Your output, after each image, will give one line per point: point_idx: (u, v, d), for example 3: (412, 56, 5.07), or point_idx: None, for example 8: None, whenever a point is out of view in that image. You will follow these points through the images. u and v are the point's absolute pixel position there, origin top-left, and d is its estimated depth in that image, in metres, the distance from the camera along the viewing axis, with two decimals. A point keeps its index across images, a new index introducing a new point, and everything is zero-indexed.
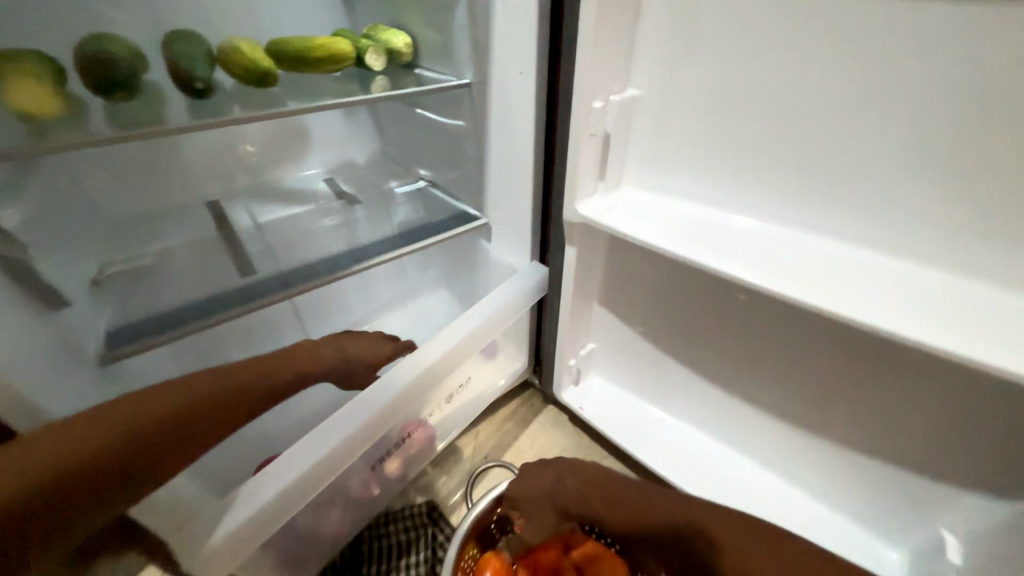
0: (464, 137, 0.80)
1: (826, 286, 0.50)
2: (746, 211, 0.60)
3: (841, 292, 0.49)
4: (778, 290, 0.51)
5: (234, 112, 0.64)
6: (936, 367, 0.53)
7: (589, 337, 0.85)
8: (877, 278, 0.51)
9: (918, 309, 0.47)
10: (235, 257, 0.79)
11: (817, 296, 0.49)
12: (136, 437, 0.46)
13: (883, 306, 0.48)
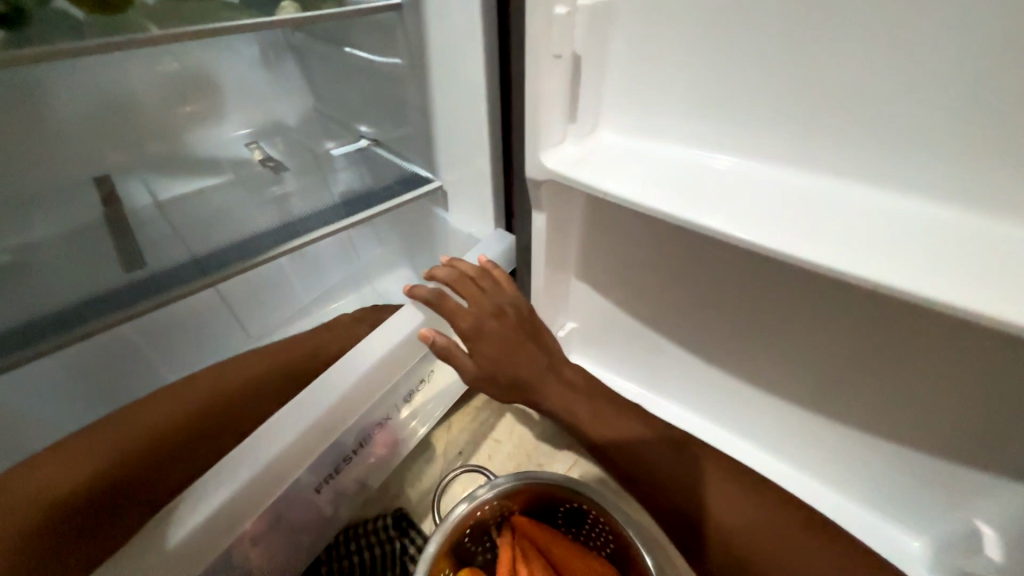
0: (402, 80, 0.64)
1: (866, 244, 0.39)
2: (718, 150, 0.49)
3: (884, 252, 0.38)
4: (798, 252, 0.39)
5: (67, 43, 0.47)
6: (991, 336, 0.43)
7: (568, 314, 0.74)
8: (934, 232, 0.39)
9: (989, 271, 0.36)
10: (128, 247, 0.64)
11: (853, 258, 0.37)
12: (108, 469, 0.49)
13: (945, 268, 0.36)
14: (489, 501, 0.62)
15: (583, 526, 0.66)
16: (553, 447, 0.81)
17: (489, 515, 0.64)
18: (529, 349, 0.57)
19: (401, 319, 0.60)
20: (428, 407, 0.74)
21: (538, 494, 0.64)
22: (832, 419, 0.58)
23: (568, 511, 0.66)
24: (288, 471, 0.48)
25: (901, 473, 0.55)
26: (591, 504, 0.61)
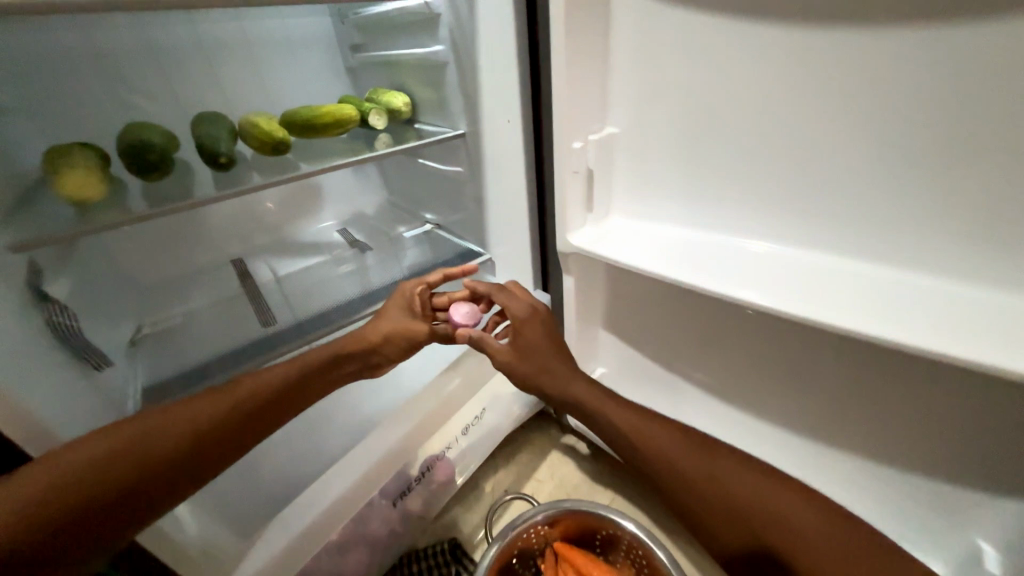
0: (462, 181, 0.85)
1: (823, 298, 0.51)
2: (734, 231, 0.62)
3: (835, 302, 0.50)
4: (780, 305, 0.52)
5: (253, 179, 0.71)
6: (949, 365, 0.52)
7: (597, 361, 0.87)
8: (878, 287, 0.51)
9: (912, 313, 0.47)
10: (256, 307, 0.83)
11: (818, 309, 0.50)
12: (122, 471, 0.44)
13: (880, 314, 0.48)
14: (534, 525, 0.71)
15: (620, 553, 0.73)
16: (590, 486, 0.89)
17: (535, 540, 0.73)
18: (544, 346, 0.65)
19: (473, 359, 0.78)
20: (480, 443, 0.85)
21: (578, 520, 0.73)
22: (835, 449, 0.65)
23: (605, 538, 0.73)
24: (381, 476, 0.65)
25: (903, 500, 0.62)
26: (626, 529, 0.69)
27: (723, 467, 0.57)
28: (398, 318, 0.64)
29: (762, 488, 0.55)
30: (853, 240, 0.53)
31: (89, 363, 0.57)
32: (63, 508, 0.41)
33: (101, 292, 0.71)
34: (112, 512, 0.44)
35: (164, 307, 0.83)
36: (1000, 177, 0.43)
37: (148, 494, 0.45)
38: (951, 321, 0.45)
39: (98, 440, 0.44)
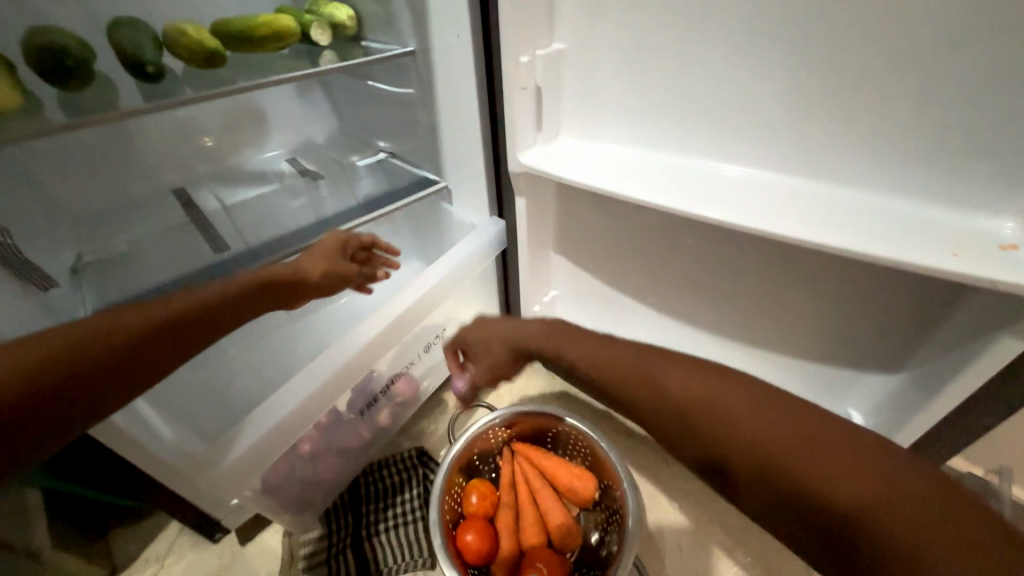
0: (414, 105, 0.84)
1: (749, 211, 0.58)
2: (676, 150, 0.66)
3: (759, 216, 0.57)
4: (714, 217, 0.58)
5: (187, 94, 0.66)
6: (844, 265, 0.61)
7: (550, 285, 0.93)
8: (796, 204, 0.58)
9: (822, 225, 0.55)
10: (205, 235, 0.81)
11: (746, 219, 0.57)
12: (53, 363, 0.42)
13: (796, 224, 0.55)
14: (492, 426, 0.79)
15: (568, 447, 0.82)
16: (545, 398, 0.98)
17: (493, 440, 0.81)
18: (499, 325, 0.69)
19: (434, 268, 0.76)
20: (442, 362, 0.91)
21: (531, 422, 0.81)
22: (751, 345, 0.77)
23: (555, 435, 0.82)
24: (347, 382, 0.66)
25: (802, 383, 0.75)
26: (573, 426, 0.78)
27: (654, 365, 0.51)
28: (326, 256, 0.70)
29: (683, 375, 0.49)
30: (781, 156, 0.61)
31: (31, 282, 0.56)
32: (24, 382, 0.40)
33: (31, 218, 0.67)
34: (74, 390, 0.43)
35: (103, 237, 0.79)
36: (890, 88, 0.51)
37: (109, 377, 0.46)
38: (853, 229, 0.54)
39: (55, 333, 0.44)
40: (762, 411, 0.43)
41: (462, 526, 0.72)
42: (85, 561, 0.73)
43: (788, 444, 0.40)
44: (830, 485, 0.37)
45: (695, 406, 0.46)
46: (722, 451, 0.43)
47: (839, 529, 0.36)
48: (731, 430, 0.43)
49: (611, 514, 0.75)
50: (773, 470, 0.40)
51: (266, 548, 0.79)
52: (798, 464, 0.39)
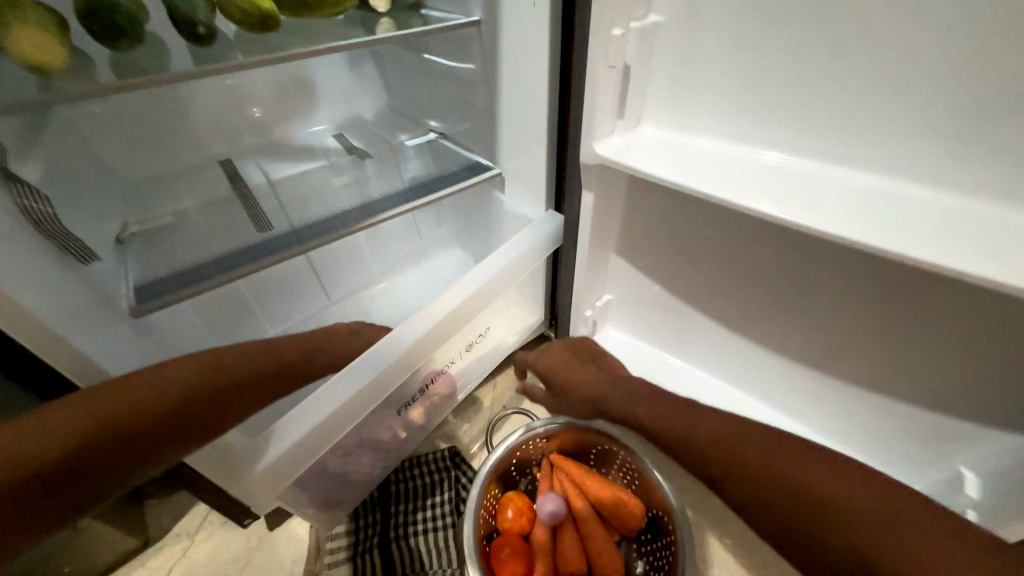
0: (474, 82, 0.77)
1: (878, 223, 0.48)
2: (771, 146, 0.57)
3: (891, 229, 0.47)
4: (829, 231, 0.48)
5: (237, 59, 0.61)
6: (982, 301, 0.51)
7: (606, 289, 0.85)
8: (940, 221, 0.47)
9: (977, 247, 0.44)
10: (249, 211, 0.78)
11: (873, 236, 0.46)
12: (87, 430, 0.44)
13: (941, 246, 0.45)
14: (533, 437, 0.74)
15: (612, 467, 0.76)
16: None
17: (532, 451, 0.76)
18: (590, 365, 0.75)
19: (483, 268, 0.69)
20: (482, 362, 0.85)
21: (575, 436, 0.75)
22: (837, 377, 0.67)
23: (599, 453, 0.76)
24: (389, 383, 0.61)
25: (897, 427, 0.65)
26: (621, 445, 0.71)
27: (741, 443, 0.56)
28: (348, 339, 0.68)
29: (768, 454, 0.55)
30: (917, 159, 0.49)
31: (73, 254, 0.54)
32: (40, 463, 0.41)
33: (80, 185, 0.65)
34: (91, 471, 0.44)
35: (151, 206, 0.77)
36: None
37: (120, 458, 0.45)
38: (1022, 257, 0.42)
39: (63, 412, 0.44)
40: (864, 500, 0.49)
41: (497, 541, 0.67)
42: (119, 531, 0.73)
43: (879, 526, 0.47)
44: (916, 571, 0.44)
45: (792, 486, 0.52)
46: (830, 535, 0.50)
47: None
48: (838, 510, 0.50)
49: (660, 547, 0.68)
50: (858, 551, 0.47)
51: (293, 535, 0.78)
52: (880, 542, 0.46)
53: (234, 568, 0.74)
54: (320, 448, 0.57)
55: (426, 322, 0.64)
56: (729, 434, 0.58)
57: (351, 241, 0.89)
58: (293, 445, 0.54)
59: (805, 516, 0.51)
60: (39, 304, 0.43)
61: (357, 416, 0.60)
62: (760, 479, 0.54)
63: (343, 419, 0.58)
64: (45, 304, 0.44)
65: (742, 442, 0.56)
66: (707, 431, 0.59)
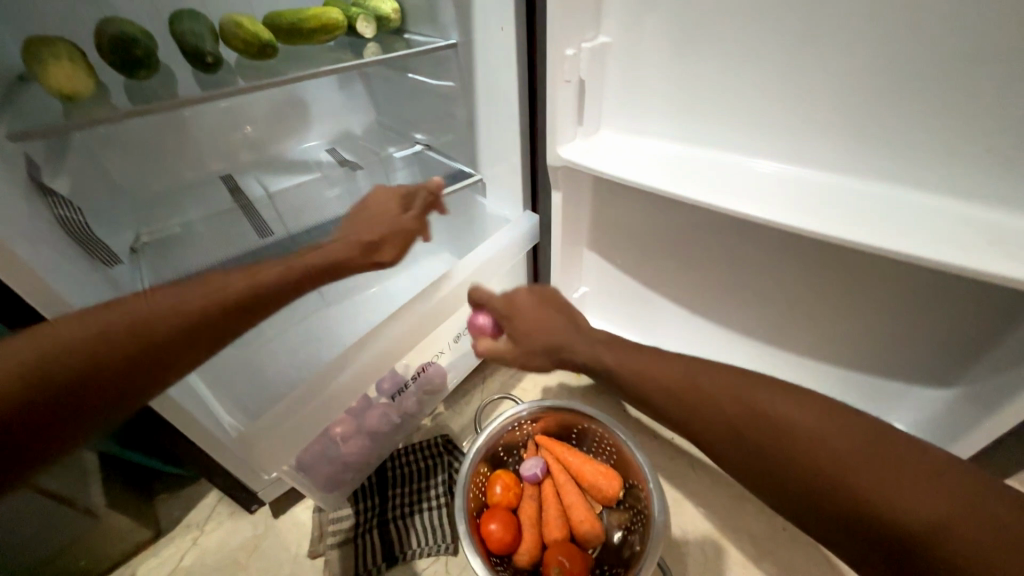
0: (453, 98, 0.85)
1: (801, 210, 0.55)
2: (766, 154, 0.62)
3: (810, 212, 0.55)
4: (760, 216, 0.56)
5: (241, 84, 0.69)
6: (898, 272, 0.59)
7: (581, 281, 0.92)
8: (853, 204, 0.55)
9: (877, 226, 0.52)
10: (251, 220, 0.85)
11: (793, 217, 0.54)
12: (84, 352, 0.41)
13: (851, 223, 0.53)
14: (519, 420, 0.80)
15: (593, 444, 0.82)
16: (569, 393, 0.98)
17: (519, 433, 0.82)
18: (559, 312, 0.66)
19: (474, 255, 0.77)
20: (470, 353, 0.92)
21: (557, 417, 0.81)
22: (789, 350, 0.75)
23: (581, 432, 0.82)
24: (383, 366, 0.68)
25: (842, 390, 0.73)
26: (599, 423, 0.77)
27: (713, 382, 0.50)
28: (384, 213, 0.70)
29: (727, 384, 0.49)
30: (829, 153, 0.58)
31: (97, 257, 0.60)
32: (22, 398, 0.37)
33: (98, 200, 0.72)
34: (77, 405, 0.40)
35: (160, 218, 0.84)
36: (961, 86, 0.48)
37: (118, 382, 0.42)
38: (910, 232, 0.51)
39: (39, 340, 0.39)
40: (826, 424, 0.43)
41: (486, 514, 0.72)
42: (137, 523, 0.78)
43: (838, 445, 0.41)
44: (870, 480, 0.39)
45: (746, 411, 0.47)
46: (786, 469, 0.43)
47: (860, 513, 0.39)
48: (799, 445, 0.43)
49: (635, 514, 0.74)
50: (809, 467, 0.42)
51: (297, 521, 0.83)
52: (832, 461, 0.41)
53: (242, 554, 0.79)
54: (332, 414, 0.65)
55: (419, 312, 0.71)
56: (693, 365, 0.53)
57: (344, 246, 0.96)
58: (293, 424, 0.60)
59: (763, 440, 0.45)
60: (75, 299, 0.50)
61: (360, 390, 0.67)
62: (717, 407, 0.48)
63: (350, 390, 0.66)
64: (79, 302, 0.50)
65: (718, 378, 0.50)
66: (672, 369, 0.53)
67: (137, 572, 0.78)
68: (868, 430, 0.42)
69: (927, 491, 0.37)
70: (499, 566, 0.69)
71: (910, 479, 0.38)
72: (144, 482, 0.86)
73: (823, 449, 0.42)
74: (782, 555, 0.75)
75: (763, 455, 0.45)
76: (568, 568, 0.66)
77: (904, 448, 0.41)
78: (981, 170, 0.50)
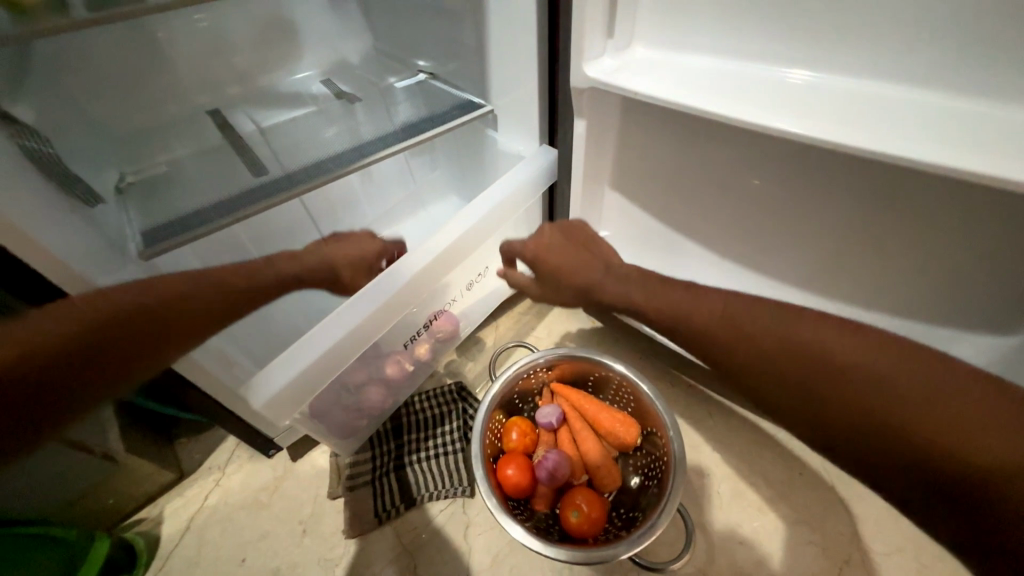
0: (459, 14, 0.74)
1: (874, 129, 0.47)
2: (792, 63, 0.54)
3: (880, 132, 0.47)
4: (818, 136, 0.48)
5: None
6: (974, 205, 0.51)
7: (601, 225, 0.87)
8: (932, 121, 0.47)
9: (968, 146, 0.44)
10: (244, 157, 0.78)
11: (861, 136, 0.46)
12: (89, 323, 0.46)
13: (931, 143, 0.44)
14: (535, 367, 0.77)
15: (609, 392, 0.80)
16: (584, 342, 0.96)
17: (534, 380, 0.80)
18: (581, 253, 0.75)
19: (485, 198, 0.71)
20: (482, 301, 0.88)
21: (573, 365, 0.79)
22: (825, 296, 0.70)
23: (597, 380, 0.80)
24: (395, 313, 0.64)
25: None
26: (616, 370, 0.75)
27: (773, 328, 0.49)
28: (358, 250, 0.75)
29: (789, 331, 0.49)
30: (911, 65, 0.49)
31: (77, 197, 0.55)
32: (35, 356, 0.42)
33: (71, 136, 0.65)
34: (75, 368, 0.45)
35: (146, 156, 0.77)
36: None
37: (113, 354, 0.47)
38: (1006, 152, 0.43)
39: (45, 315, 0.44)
40: (892, 370, 0.43)
41: (502, 459, 0.72)
42: (159, 466, 0.79)
43: (905, 388, 0.41)
44: (955, 439, 0.38)
45: (806, 356, 0.47)
46: (858, 419, 0.43)
47: (942, 473, 0.39)
48: (867, 392, 0.43)
49: (653, 460, 0.73)
50: (880, 422, 0.41)
51: (315, 465, 0.84)
52: (911, 419, 0.40)
53: (264, 494, 0.81)
54: (339, 367, 0.62)
55: (430, 255, 0.66)
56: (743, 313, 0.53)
57: (345, 186, 0.89)
58: (304, 371, 0.58)
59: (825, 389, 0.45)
60: (51, 240, 0.45)
61: (371, 339, 0.64)
62: (772, 354, 0.48)
63: (361, 339, 0.63)
64: (59, 246, 0.46)
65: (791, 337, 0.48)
66: (726, 322, 0.53)
67: (165, 510, 0.80)
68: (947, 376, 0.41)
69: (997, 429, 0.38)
70: (516, 509, 0.70)
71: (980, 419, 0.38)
72: (163, 427, 0.87)
73: (890, 396, 0.41)
74: (798, 500, 0.75)
75: (842, 419, 0.44)
76: (587, 512, 0.65)
77: (972, 387, 0.40)
78: None
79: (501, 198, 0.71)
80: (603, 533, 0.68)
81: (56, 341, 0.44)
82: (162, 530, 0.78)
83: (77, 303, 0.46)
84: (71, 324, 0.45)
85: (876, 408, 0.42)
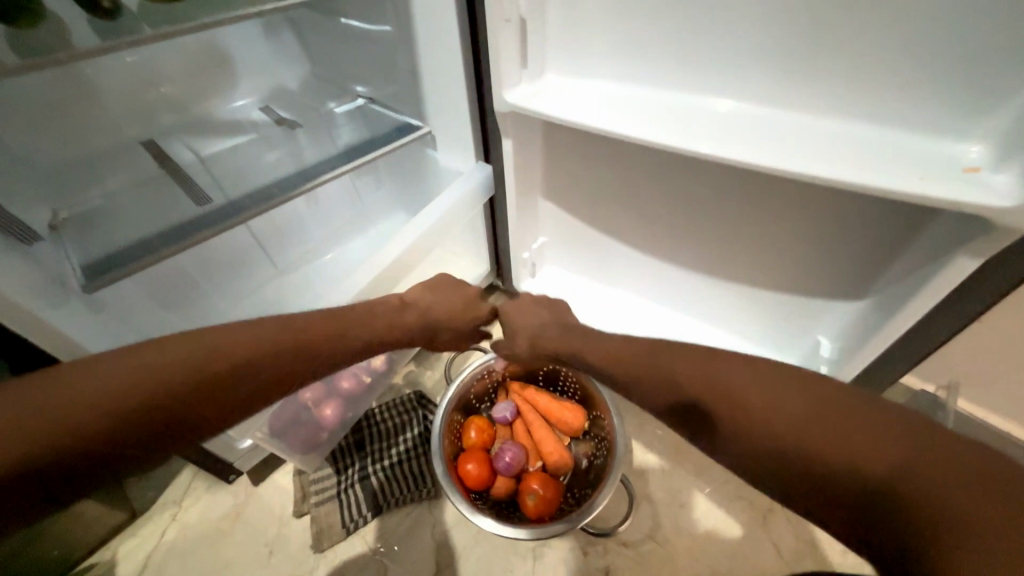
0: (392, 44, 0.80)
1: (742, 141, 0.57)
2: (710, 90, 0.62)
3: (747, 143, 0.57)
4: (700, 147, 0.57)
5: (143, 30, 0.61)
6: (827, 198, 0.63)
7: (539, 232, 0.95)
8: (787, 134, 0.57)
9: (809, 153, 0.54)
10: (185, 187, 0.79)
11: (731, 147, 0.56)
12: (150, 385, 0.41)
13: (784, 152, 0.55)
14: (488, 367, 0.83)
15: (558, 384, 0.87)
16: None
17: (488, 380, 0.85)
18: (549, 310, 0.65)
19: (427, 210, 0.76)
20: None
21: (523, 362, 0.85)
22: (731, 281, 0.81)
23: (546, 374, 0.87)
24: None
25: (776, 312, 0.81)
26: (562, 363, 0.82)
27: (688, 365, 0.47)
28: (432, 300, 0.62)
29: (710, 371, 0.45)
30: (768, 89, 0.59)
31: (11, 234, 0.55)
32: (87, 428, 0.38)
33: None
34: (125, 443, 0.40)
35: (78, 190, 0.76)
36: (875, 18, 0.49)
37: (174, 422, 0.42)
38: (836, 156, 0.53)
39: (115, 372, 0.41)
40: (796, 398, 0.40)
41: (462, 456, 0.76)
42: (109, 506, 0.77)
43: (809, 417, 0.38)
44: (857, 460, 0.35)
45: (722, 397, 0.43)
46: (767, 451, 0.39)
47: (848, 497, 0.35)
48: (771, 423, 0.39)
49: (600, 442, 0.81)
50: (808, 454, 0.37)
51: (277, 487, 0.84)
52: (832, 446, 0.36)
53: (225, 522, 0.80)
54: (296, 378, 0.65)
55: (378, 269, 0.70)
56: (662, 353, 0.50)
57: (291, 209, 0.92)
58: None
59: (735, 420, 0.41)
60: None
61: None
62: (696, 397, 0.45)
63: None
64: None
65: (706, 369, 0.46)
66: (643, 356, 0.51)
67: (118, 552, 0.78)
68: (871, 406, 0.38)
69: (897, 448, 0.35)
70: (478, 500, 0.75)
71: (883, 441, 0.35)
72: None
73: (794, 424, 0.38)
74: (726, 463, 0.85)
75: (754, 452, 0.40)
76: (542, 494, 0.72)
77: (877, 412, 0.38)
78: (897, 99, 0.53)
79: (443, 210, 0.77)
80: (558, 512, 0.75)
81: (111, 409, 0.39)
82: (117, 571, 0.76)
83: (146, 356, 0.42)
84: (130, 386, 0.40)
85: (784, 437, 0.38)
